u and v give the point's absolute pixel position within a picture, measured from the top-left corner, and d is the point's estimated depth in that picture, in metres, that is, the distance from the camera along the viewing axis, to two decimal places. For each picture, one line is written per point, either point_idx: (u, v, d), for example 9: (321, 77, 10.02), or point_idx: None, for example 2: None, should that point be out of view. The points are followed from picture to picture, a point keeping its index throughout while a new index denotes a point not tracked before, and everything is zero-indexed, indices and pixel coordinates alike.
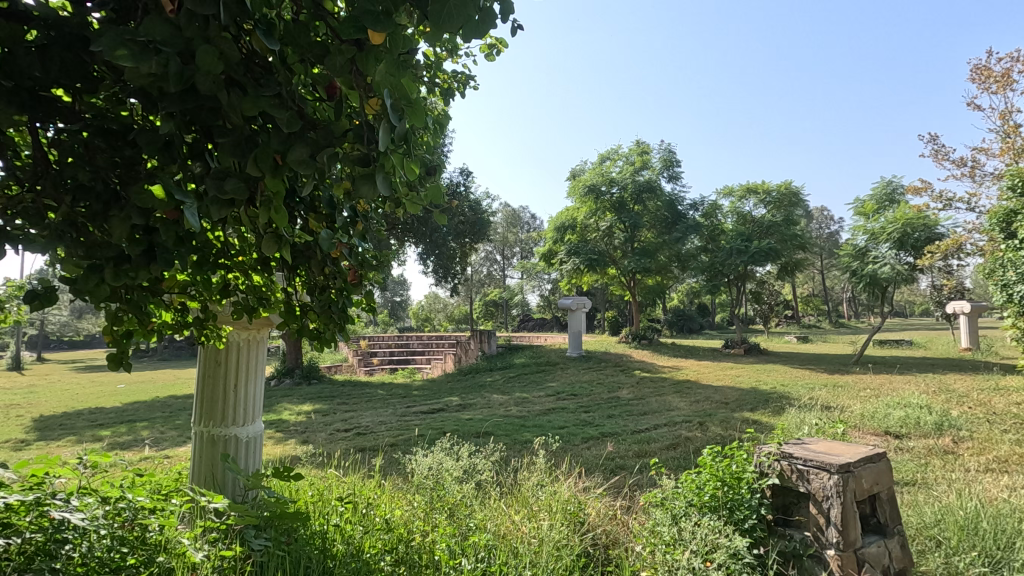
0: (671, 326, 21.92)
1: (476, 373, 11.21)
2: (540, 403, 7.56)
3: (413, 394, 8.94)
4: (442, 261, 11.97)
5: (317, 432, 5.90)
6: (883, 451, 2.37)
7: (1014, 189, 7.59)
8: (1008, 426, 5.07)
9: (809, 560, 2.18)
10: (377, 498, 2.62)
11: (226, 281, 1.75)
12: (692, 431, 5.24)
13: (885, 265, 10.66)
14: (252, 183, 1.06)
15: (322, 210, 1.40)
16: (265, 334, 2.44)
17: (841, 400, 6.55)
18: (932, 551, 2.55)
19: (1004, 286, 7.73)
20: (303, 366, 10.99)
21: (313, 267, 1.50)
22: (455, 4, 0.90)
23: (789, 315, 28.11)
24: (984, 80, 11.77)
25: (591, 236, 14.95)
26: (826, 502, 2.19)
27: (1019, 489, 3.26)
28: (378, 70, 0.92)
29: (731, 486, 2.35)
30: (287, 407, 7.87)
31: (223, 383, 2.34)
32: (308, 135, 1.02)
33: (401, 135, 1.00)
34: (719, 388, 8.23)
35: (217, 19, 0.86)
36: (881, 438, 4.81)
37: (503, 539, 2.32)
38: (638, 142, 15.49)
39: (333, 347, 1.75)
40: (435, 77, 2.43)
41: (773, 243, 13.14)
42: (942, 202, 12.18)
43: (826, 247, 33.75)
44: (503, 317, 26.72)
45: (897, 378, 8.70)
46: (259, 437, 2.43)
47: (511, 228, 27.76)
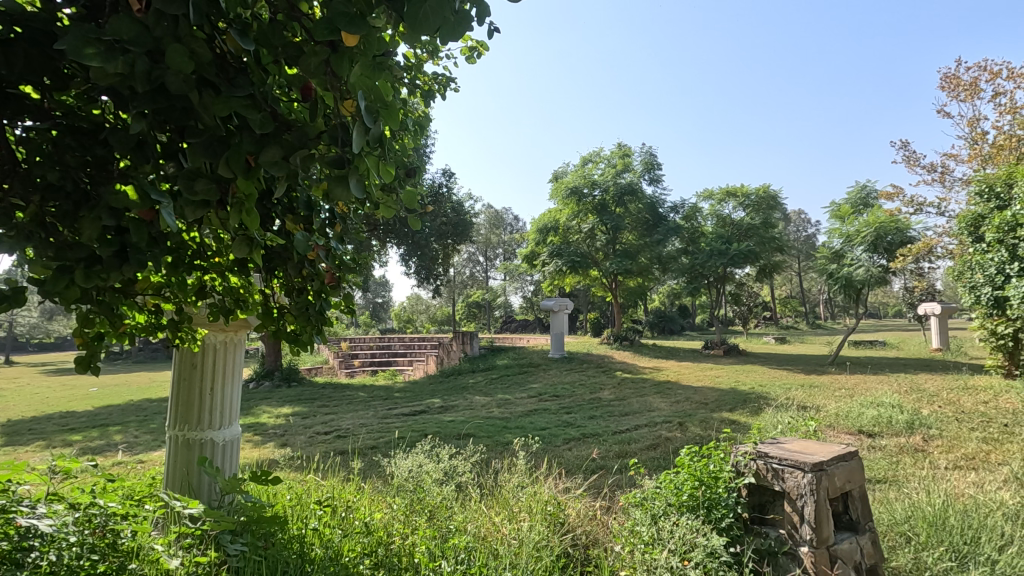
0: (652, 327, 22.16)
1: (458, 375, 11.18)
2: (522, 404, 7.57)
3: (395, 396, 8.90)
4: (424, 262, 11.92)
5: (296, 435, 5.83)
6: (855, 449, 2.42)
7: (983, 194, 7.85)
8: (975, 424, 5.23)
9: (784, 557, 2.23)
10: (357, 501, 2.61)
11: (202, 283, 1.72)
12: (672, 432, 5.32)
13: (860, 267, 10.88)
14: (224, 185, 1.06)
15: (299, 212, 1.40)
16: (242, 335, 2.41)
17: (817, 400, 6.67)
18: (902, 546, 2.61)
19: (972, 288, 7.97)
20: (283, 369, 10.86)
21: (290, 270, 1.50)
22: (431, 7, 0.91)
23: (768, 316, 28.59)
24: (953, 88, 12.13)
25: (574, 238, 15.04)
26: (801, 500, 2.23)
27: (986, 485, 3.36)
28: (352, 72, 0.92)
29: (709, 486, 2.38)
30: (265, 410, 7.76)
31: (198, 386, 2.30)
32: (281, 136, 1.01)
33: (376, 137, 1.00)
34: (699, 389, 8.33)
35: (186, 19, 0.86)
36: (855, 437, 4.91)
37: (483, 540, 2.33)
38: (620, 145, 15.61)
39: (311, 350, 1.73)
40: (416, 79, 2.42)
41: (752, 246, 13.37)
42: (913, 206, 12.57)
43: (803, 248, 34.40)
44: (486, 319, 25.65)
45: (870, 378, 8.90)
46: (235, 440, 2.40)
47: (494, 229, 27.76)
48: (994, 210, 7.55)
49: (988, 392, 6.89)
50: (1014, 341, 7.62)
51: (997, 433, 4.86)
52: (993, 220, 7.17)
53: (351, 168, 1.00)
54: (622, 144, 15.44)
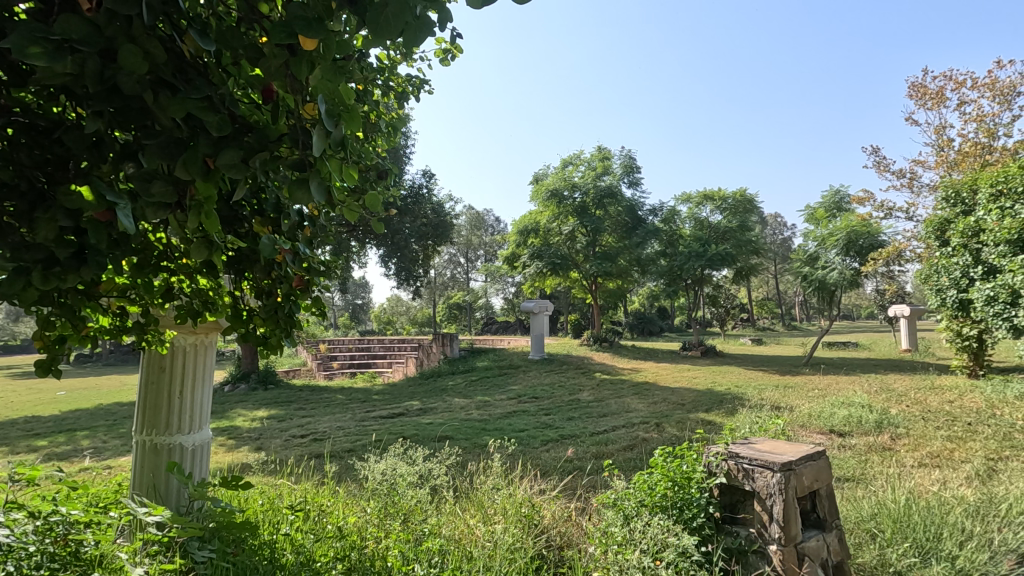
0: (632, 329, 22.39)
1: (437, 377, 11.13)
2: (501, 405, 7.56)
3: (373, 399, 8.79)
4: (404, 263, 11.81)
5: (272, 438, 5.74)
6: (823, 448, 2.48)
7: (949, 200, 8.10)
8: (940, 423, 5.39)
9: (753, 555, 2.27)
10: (331, 506, 2.59)
11: (169, 285, 1.68)
12: (649, 432, 5.39)
13: (834, 270, 11.07)
14: (184, 186, 1.05)
15: (268, 214, 1.39)
16: (212, 338, 2.37)
17: (790, 400, 6.81)
18: (868, 543, 2.68)
19: (938, 291, 8.10)
20: (259, 371, 10.68)
21: (257, 272, 1.48)
22: (392, 11, 0.91)
23: (744, 318, 29.14)
24: (920, 97, 12.52)
25: (554, 240, 15.09)
26: (770, 499, 2.27)
27: (949, 482, 3.47)
28: (314, 77, 0.92)
29: (682, 486, 2.41)
30: (240, 413, 7.63)
31: (167, 389, 2.25)
32: (240, 139, 0.99)
33: (337, 141, 0.99)
34: (677, 390, 8.43)
35: (139, 19, 0.85)
36: (826, 436, 5.02)
37: (458, 543, 2.33)
38: (600, 147, 15.69)
39: (280, 352, 1.72)
40: (390, 80, 2.43)
41: (729, 249, 13.56)
42: (883, 211, 12.99)
43: (778, 252, 35.04)
44: (466, 321, 26.03)
45: (843, 378, 9.11)
46: (206, 444, 2.36)
47: (476, 230, 27.77)
48: (959, 215, 7.79)
49: (953, 392, 7.09)
50: (978, 341, 7.96)
51: (961, 432, 5.02)
52: (958, 224, 7.41)
53: (312, 172, 1.00)
54: (602, 147, 15.54)
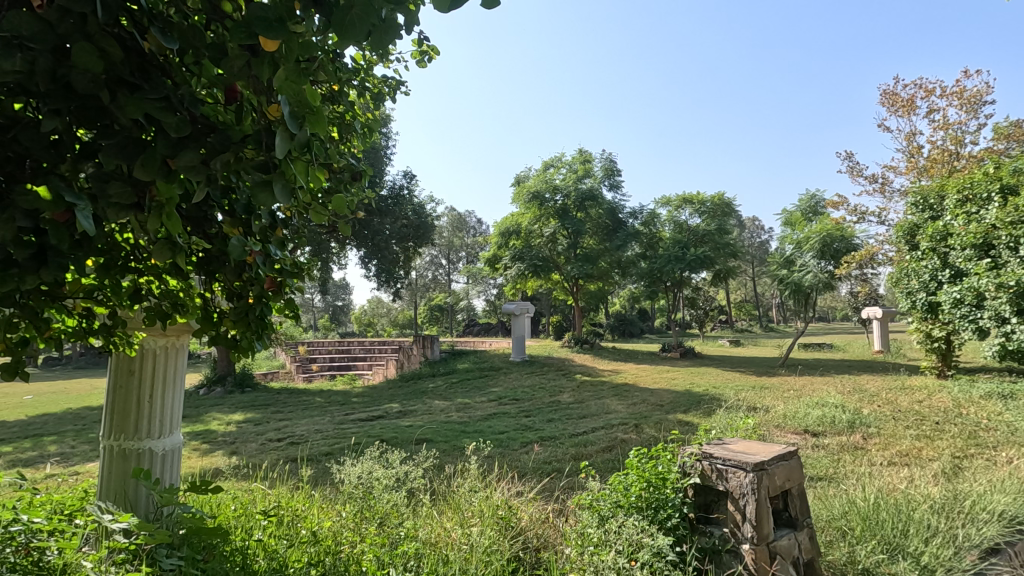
0: (613, 330, 22.53)
1: (417, 379, 11.07)
2: (481, 407, 7.55)
3: (353, 402, 8.70)
4: (384, 265, 11.72)
5: (247, 442, 5.65)
6: (794, 448, 2.52)
7: (918, 205, 8.33)
8: (909, 422, 5.52)
9: (726, 555, 2.30)
10: (306, 510, 2.55)
11: (138, 286, 1.63)
12: (628, 433, 5.43)
13: (809, 273, 11.26)
14: (144, 187, 1.03)
15: (238, 215, 1.36)
16: (184, 341, 2.32)
17: (766, 401, 6.91)
18: (838, 541, 2.72)
19: (908, 293, 8.24)
20: (235, 374, 10.50)
21: (226, 274, 1.44)
22: (357, 13, 0.90)
23: (723, 319, 29.57)
24: (892, 104, 12.85)
25: (535, 242, 15.10)
26: (743, 499, 2.30)
27: (916, 480, 3.56)
28: (277, 77, 0.91)
29: (657, 487, 2.44)
30: (215, 417, 7.49)
31: (136, 393, 2.20)
32: (202, 139, 0.98)
33: (301, 142, 0.98)
34: (656, 391, 8.51)
35: (93, 17, 0.84)
36: (800, 436, 5.11)
37: (434, 546, 2.31)
38: (581, 150, 15.78)
39: (251, 356, 1.68)
40: (366, 80, 2.42)
41: (708, 251, 13.73)
42: (856, 215, 13.33)
43: (756, 255, 35.75)
44: (448, 322, 25.92)
45: (818, 379, 9.28)
46: (176, 449, 2.31)
47: (457, 232, 27.77)
48: (928, 220, 8.02)
49: (923, 392, 7.26)
50: (947, 343, 8.17)
51: (929, 431, 5.15)
52: (926, 229, 7.58)
53: (276, 174, 0.99)
54: (583, 150, 15.62)
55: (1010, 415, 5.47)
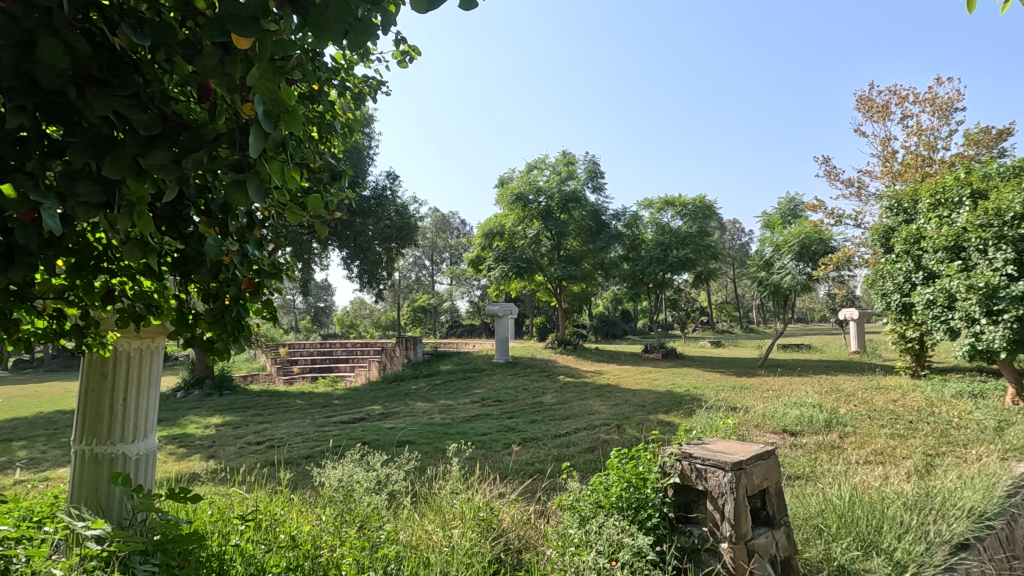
0: (596, 332, 22.66)
1: (400, 381, 11.00)
2: (464, 409, 7.52)
3: (334, 404, 8.62)
4: (367, 266, 11.63)
5: (225, 445, 5.56)
6: (772, 448, 2.55)
7: (893, 209, 8.52)
8: (884, 421, 5.64)
9: (706, 553, 2.32)
10: (285, 514, 2.52)
11: (110, 286, 1.58)
12: (610, 434, 5.45)
13: (788, 275, 11.44)
14: (114, 186, 1.01)
15: (214, 215, 1.33)
16: (159, 342, 2.28)
17: (746, 401, 7.00)
18: (814, 538, 2.76)
19: (883, 295, 8.39)
20: (213, 377, 10.33)
21: (202, 274, 1.40)
22: (333, 12, 0.90)
23: (704, 320, 29.92)
24: (867, 110, 13.13)
25: (519, 243, 15.12)
26: (721, 498, 2.32)
27: (890, 478, 3.63)
28: (250, 75, 0.90)
29: (637, 486, 2.46)
30: (192, 420, 7.36)
31: (110, 396, 2.15)
32: (174, 138, 0.96)
33: (277, 142, 0.97)
34: (638, 391, 8.57)
35: (60, 11, 0.83)
36: (778, 435, 5.19)
37: (415, 549, 2.30)
38: (564, 152, 15.84)
39: (227, 358, 1.66)
40: (346, 80, 2.41)
41: (689, 253, 13.87)
42: (834, 218, 13.59)
43: (736, 257, 36.27)
44: (431, 323, 25.82)
45: (796, 379, 9.44)
46: (151, 453, 2.26)
47: (440, 233, 27.72)
48: (902, 223, 8.20)
49: (897, 392, 7.41)
50: (920, 343, 8.37)
51: (903, 430, 5.26)
52: (901, 232, 7.74)
53: (250, 174, 0.98)
54: (566, 152, 15.69)
55: (979, 414, 5.62)
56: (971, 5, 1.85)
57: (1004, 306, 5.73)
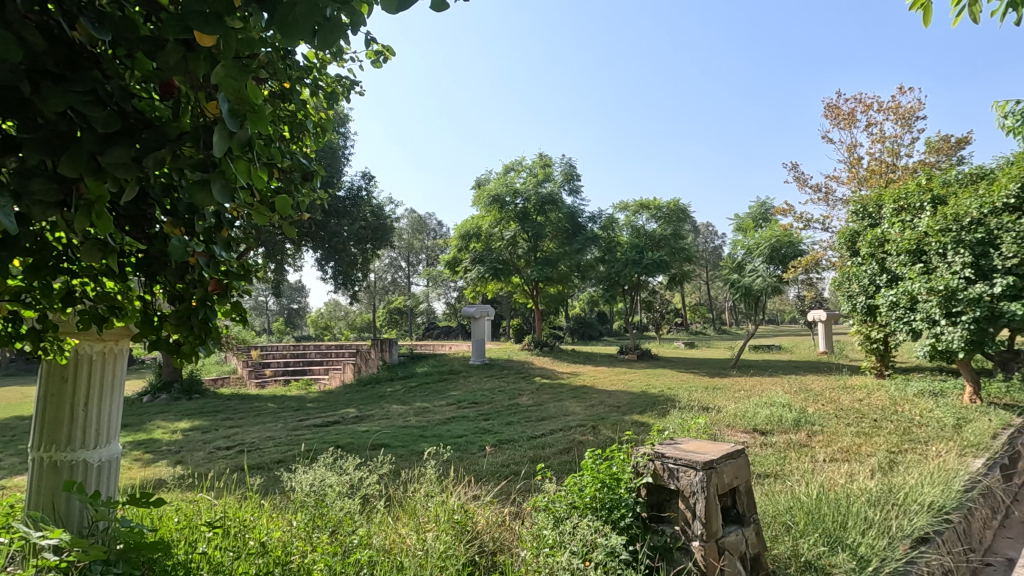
0: (573, 333, 22.79)
1: (376, 383, 10.89)
2: (440, 412, 7.48)
3: (308, 407, 8.48)
4: (342, 267, 11.48)
5: (193, 451, 5.42)
6: (742, 447, 2.60)
7: (859, 214, 8.78)
8: (850, 420, 5.80)
9: (677, 552, 2.35)
10: (255, 520, 2.47)
11: (70, 287, 1.53)
12: (585, 435, 5.49)
13: (759, 277, 11.68)
14: (72, 185, 0.98)
15: (178, 215, 1.30)
16: (123, 346, 2.21)
17: (719, 401, 7.12)
18: (783, 534, 2.81)
19: (849, 297, 8.63)
20: (182, 381, 10.06)
21: (168, 276, 1.37)
22: (301, 11, 0.89)
23: (678, 322, 30.35)
24: (835, 117, 13.51)
25: (496, 245, 15.12)
26: (693, 497, 2.35)
27: (855, 475, 3.74)
28: (215, 73, 0.88)
29: (611, 487, 2.49)
30: (159, 426, 7.15)
31: (70, 401, 2.08)
32: (136, 135, 0.95)
33: (243, 141, 0.95)
34: (613, 393, 8.65)
35: (14, 6, 0.81)
36: (749, 434, 5.30)
37: (389, 553, 2.28)
38: (541, 155, 15.90)
39: (195, 361, 1.62)
40: (319, 79, 2.38)
41: (664, 256, 14.03)
42: (802, 222, 13.94)
43: (709, 260, 36.92)
44: (407, 325, 25.64)
45: (767, 379, 9.65)
46: (114, 459, 2.20)
47: (417, 235, 27.58)
48: (867, 227, 8.46)
49: (862, 391, 7.63)
50: (884, 344, 8.63)
51: (868, 428, 5.43)
52: (866, 236, 7.97)
53: (215, 174, 0.96)
54: (543, 154, 15.75)
55: (939, 412, 5.83)
56: (925, 20, 1.93)
57: (962, 308, 5.96)
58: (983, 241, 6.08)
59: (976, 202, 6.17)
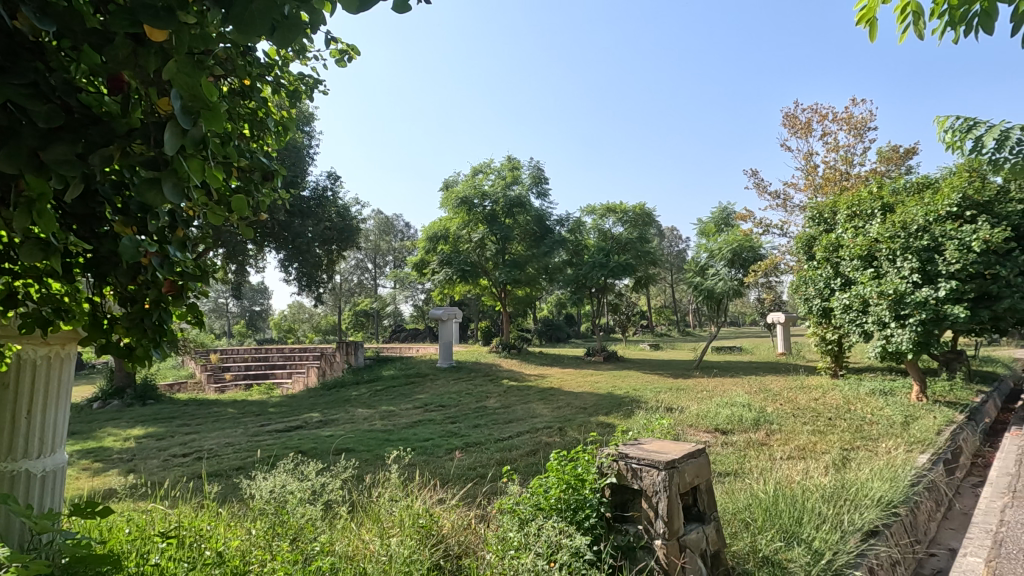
0: (541, 335, 22.92)
1: (341, 387, 10.69)
2: (406, 415, 7.39)
3: (269, 412, 8.26)
4: (306, 268, 11.23)
5: (147, 459, 5.22)
6: (703, 447, 2.66)
7: (815, 220, 9.10)
8: (807, 419, 6.00)
9: (641, 550, 2.39)
10: (212, 529, 2.40)
11: (12, 288, 1.45)
12: (552, 437, 5.52)
13: (721, 280, 11.97)
14: (12, 182, 0.94)
15: (130, 214, 1.26)
16: (69, 349, 2.11)
17: (682, 401, 7.26)
18: (742, 531, 2.88)
19: (806, 300, 8.93)
20: (136, 386, 9.67)
21: (118, 277, 1.31)
22: (257, 8, 0.87)
23: (643, 324, 30.84)
24: (792, 127, 13.99)
25: (463, 247, 15.07)
26: (655, 496, 2.40)
27: (811, 472, 3.87)
28: (166, 68, 0.86)
29: (576, 488, 2.52)
30: (110, 433, 6.85)
31: (11, 408, 1.97)
32: (82, 130, 0.91)
33: (197, 139, 0.93)
34: (580, 394, 8.72)
35: None
36: (711, 434, 5.43)
37: (351, 560, 2.25)
38: (509, 157, 15.92)
39: (147, 365, 1.56)
40: (281, 77, 2.33)
41: (630, 259, 14.25)
42: (762, 227, 14.38)
43: (673, 263, 37.67)
44: (373, 328, 25.29)
45: (728, 380, 9.90)
46: (59, 469, 2.10)
47: (384, 236, 27.27)
48: (823, 233, 8.78)
49: (818, 391, 7.92)
50: (838, 345, 8.97)
51: (823, 426, 5.63)
52: (822, 241, 8.27)
53: (166, 172, 0.93)
54: (511, 157, 15.78)
55: (889, 410, 6.09)
56: (870, 36, 2.02)
57: (910, 311, 6.24)
58: (928, 247, 6.38)
59: (922, 211, 6.48)
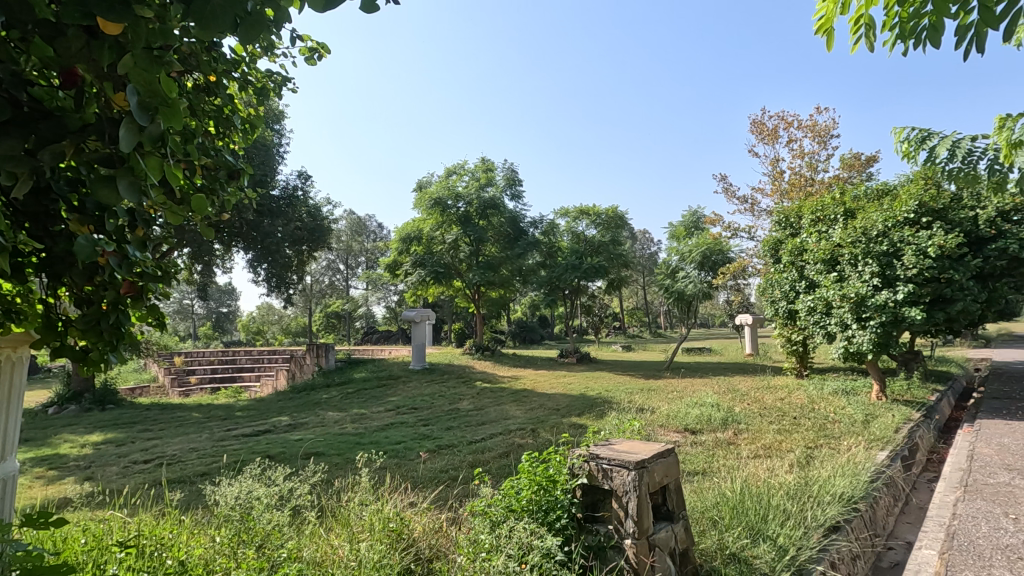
0: (514, 337, 22.96)
1: (311, 390, 10.51)
2: (378, 418, 7.30)
3: (236, 416, 8.06)
4: (275, 269, 11.00)
5: (107, 466, 5.04)
6: (672, 446, 2.70)
7: (782, 224, 9.32)
8: (773, 418, 6.15)
9: (610, 550, 2.41)
10: (173, 537, 2.33)
11: None
12: (524, 438, 5.53)
13: (691, 283, 12.18)
14: None
15: (88, 210, 1.22)
16: (23, 353, 2.03)
17: (653, 402, 7.36)
18: (710, 529, 2.93)
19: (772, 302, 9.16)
20: (94, 391, 9.32)
21: (73, 277, 1.27)
22: (218, 4, 0.86)
23: (616, 326, 31.19)
24: (760, 133, 14.33)
25: (437, 248, 14.98)
26: (625, 496, 2.42)
27: (776, 470, 3.97)
28: (121, 62, 0.84)
29: (547, 489, 2.52)
30: (66, 439, 6.59)
31: None
32: (30, 123, 0.88)
33: (154, 135, 0.90)
34: (552, 396, 8.76)
35: None
36: (681, 434, 5.52)
37: (319, 566, 2.21)
38: (483, 159, 15.90)
39: (103, 369, 1.51)
40: (248, 74, 2.29)
41: (603, 261, 14.39)
42: (731, 231, 14.69)
43: (645, 265, 38.19)
44: (345, 330, 24.93)
45: (698, 380, 10.08)
46: (10, 478, 2.01)
47: (356, 237, 26.90)
48: (789, 237, 9.02)
49: (784, 390, 8.13)
50: (803, 346, 9.22)
51: (787, 425, 5.78)
52: (788, 245, 8.49)
53: (122, 170, 0.91)
54: (485, 158, 15.76)
55: (850, 409, 6.29)
56: (828, 46, 2.08)
57: (870, 313, 6.47)
58: (887, 252, 6.62)
59: (881, 217, 6.73)
